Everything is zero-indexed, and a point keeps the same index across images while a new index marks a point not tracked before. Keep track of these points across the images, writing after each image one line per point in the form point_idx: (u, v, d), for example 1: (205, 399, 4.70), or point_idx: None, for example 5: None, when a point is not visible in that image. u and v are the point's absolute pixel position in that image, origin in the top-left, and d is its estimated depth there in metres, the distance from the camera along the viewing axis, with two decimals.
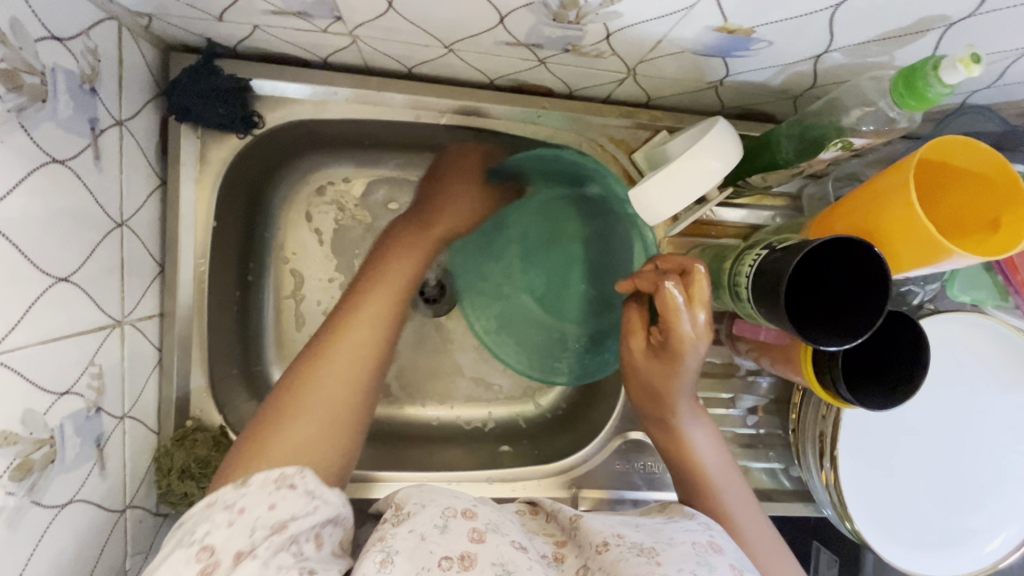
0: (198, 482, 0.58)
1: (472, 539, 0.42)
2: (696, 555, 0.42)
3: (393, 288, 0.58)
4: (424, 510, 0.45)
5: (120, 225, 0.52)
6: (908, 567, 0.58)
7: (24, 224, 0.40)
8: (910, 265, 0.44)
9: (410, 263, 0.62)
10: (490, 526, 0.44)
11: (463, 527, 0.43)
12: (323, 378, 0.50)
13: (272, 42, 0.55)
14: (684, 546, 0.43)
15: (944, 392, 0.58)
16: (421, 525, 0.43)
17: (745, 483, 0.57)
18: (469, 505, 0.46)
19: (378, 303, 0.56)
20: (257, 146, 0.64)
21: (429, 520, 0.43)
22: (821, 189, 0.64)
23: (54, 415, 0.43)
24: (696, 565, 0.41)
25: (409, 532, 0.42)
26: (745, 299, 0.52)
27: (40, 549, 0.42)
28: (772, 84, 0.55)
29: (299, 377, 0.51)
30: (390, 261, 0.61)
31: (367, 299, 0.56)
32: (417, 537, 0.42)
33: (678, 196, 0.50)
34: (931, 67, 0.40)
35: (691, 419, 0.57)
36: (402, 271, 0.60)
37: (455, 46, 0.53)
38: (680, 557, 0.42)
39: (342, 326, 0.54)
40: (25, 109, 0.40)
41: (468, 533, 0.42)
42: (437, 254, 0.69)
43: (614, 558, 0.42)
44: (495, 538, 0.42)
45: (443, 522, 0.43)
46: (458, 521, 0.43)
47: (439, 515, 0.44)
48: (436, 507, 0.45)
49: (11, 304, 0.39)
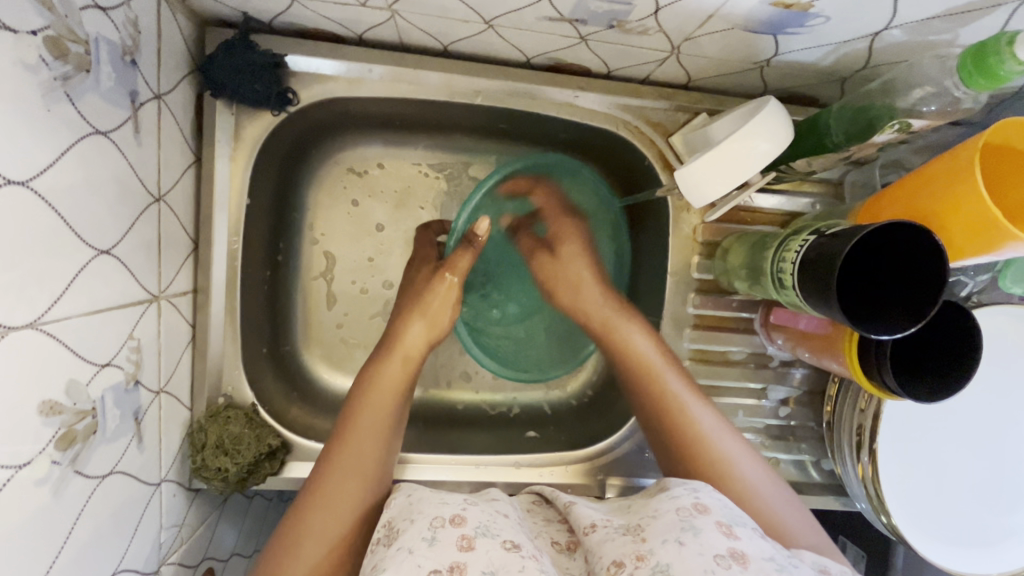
0: (231, 458, 0.57)
1: (461, 548, 0.39)
2: (680, 520, 0.40)
3: (377, 423, 0.55)
4: (413, 525, 0.42)
5: (158, 201, 0.52)
6: (956, 568, 0.56)
7: (68, 194, 0.40)
8: (971, 252, 0.43)
9: (389, 396, 0.57)
10: (480, 530, 0.41)
11: (451, 536, 0.40)
12: (320, 523, 0.48)
13: (308, 16, 0.54)
14: (669, 515, 0.41)
15: (990, 387, 0.57)
16: (409, 540, 0.40)
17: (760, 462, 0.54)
18: (458, 510, 0.43)
19: (372, 445, 0.54)
20: (289, 124, 0.63)
21: (417, 534, 0.41)
22: (866, 176, 0.62)
23: (96, 387, 0.44)
24: (680, 531, 0.39)
25: (398, 550, 0.40)
26: (789, 286, 0.51)
27: (84, 516, 0.43)
28: (822, 65, 0.53)
29: (293, 520, 0.49)
30: (374, 385, 0.57)
31: (352, 444, 0.53)
32: (404, 553, 0.39)
33: (721, 177, 0.49)
34: (1006, 42, 0.38)
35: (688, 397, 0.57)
36: (389, 398, 0.57)
37: (495, 21, 0.52)
38: (665, 528, 0.40)
39: (335, 468, 0.51)
40: (69, 78, 0.39)
41: (458, 541, 0.40)
42: (413, 381, 0.60)
43: (600, 539, 0.42)
44: (486, 544, 0.39)
45: (431, 534, 0.40)
46: (446, 530, 0.40)
47: (427, 527, 0.41)
48: (425, 519, 0.42)
49: (57, 274, 0.39)
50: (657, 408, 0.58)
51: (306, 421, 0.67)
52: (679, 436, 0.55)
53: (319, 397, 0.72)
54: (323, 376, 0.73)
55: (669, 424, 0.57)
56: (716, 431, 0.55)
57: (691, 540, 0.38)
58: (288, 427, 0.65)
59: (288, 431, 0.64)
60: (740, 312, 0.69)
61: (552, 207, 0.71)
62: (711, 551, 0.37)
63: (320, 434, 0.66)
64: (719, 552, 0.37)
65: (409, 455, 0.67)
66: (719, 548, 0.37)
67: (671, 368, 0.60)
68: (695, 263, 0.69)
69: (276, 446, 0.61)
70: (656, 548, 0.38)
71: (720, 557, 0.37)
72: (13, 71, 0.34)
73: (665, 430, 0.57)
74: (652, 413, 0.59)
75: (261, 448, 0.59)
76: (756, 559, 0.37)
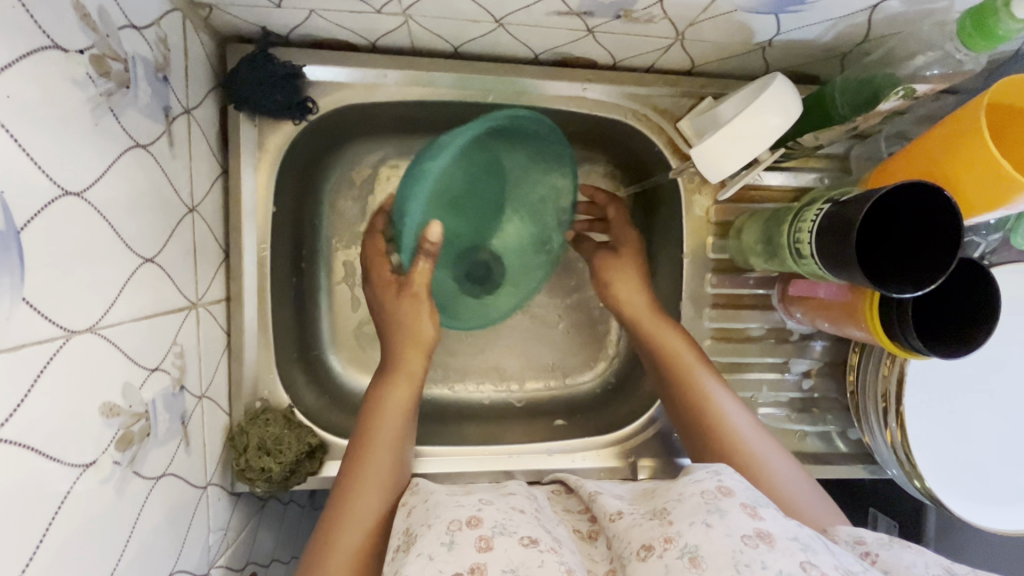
0: (274, 458, 0.59)
1: (480, 548, 0.40)
2: (705, 503, 0.40)
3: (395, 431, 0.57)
4: (430, 530, 0.43)
5: (191, 211, 0.54)
6: (990, 525, 0.57)
7: (116, 205, 0.42)
8: (983, 208, 0.45)
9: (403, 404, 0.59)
10: (498, 529, 0.42)
11: (469, 538, 0.41)
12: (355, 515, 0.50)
13: (326, 27, 0.56)
14: (694, 499, 0.41)
15: (1009, 345, 0.58)
16: (428, 546, 0.41)
17: (783, 452, 0.56)
18: (474, 511, 0.44)
19: (392, 445, 0.56)
20: (309, 133, 0.65)
21: (435, 539, 0.41)
22: (871, 148, 0.64)
23: (148, 391, 0.45)
24: (707, 514, 0.39)
25: (418, 556, 0.41)
26: (808, 255, 0.53)
27: (143, 518, 0.44)
28: (824, 41, 0.55)
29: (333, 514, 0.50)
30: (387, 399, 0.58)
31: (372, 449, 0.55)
32: (425, 559, 0.40)
33: (737, 154, 0.52)
34: (1001, 2, 0.40)
35: (714, 388, 0.60)
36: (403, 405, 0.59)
37: (506, 19, 0.54)
38: (691, 511, 0.40)
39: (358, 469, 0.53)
40: (113, 94, 0.41)
41: (476, 542, 0.40)
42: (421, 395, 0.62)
43: (627, 525, 0.42)
44: (504, 543, 0.40)
45: (450, 538, 0.41)
46: (464, 532, 0.41)
47: (445, 531, 0.42)
48: (441, 523, 0.43)
49: (109, 281, 0.41)
50: (679, 396, 0.61)
51: (339, 422, 0.69)
52: (705, 423, 0.59)
53: (351, 399, 0.73)
54: (351, 379, 0.75)
55: (694, 411, 0.60)
56: (737, 420, 0.58)
57: (718, 522, 0.38)
58: (324, 428, 0.66)
59: (325, 432, 0.66)
60: (756, 289, 0.70)
61: (615, 216, 0.74)
62: (738, 532, 0.37)
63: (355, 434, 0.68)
64: (746, 533, 0.37)
65: (443, 450, 0.68)
66: (747, 528, 0.38)
67: (691, 357, 0.62)
68: (709, 244, 0.70)
69: (315, 445, 0.63)
70: (684, 529, 0.38)
71: (747, 537, 0.37)
72: (67, 87, 0.36)
73: (689, 415, 0.60)
74: (675, 401, 0.62)
75: (301, 447, 0.61)
76: (782, 538, 0.37)
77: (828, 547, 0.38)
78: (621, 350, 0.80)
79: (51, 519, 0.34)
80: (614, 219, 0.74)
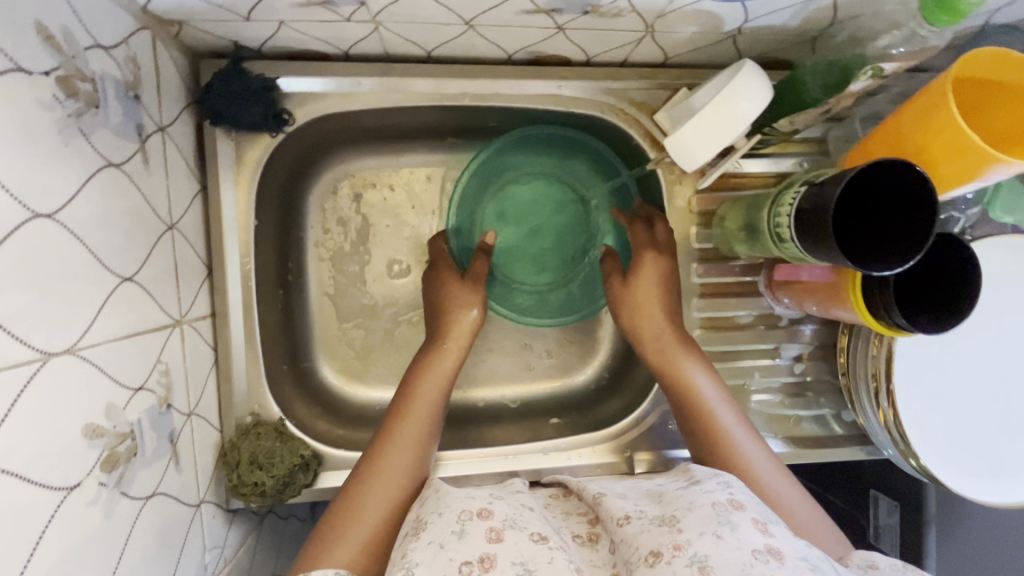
0: (267, 472, 0.59)
1: (490, 539, 0.40)
2: (716, 514, 0.40)
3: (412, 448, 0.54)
4: (441, 518, 0.43)
5: (170, 228, 0.54)
6: (986, 500, 0.57)
7: (89, 226, 0.41)
8: (956, 181, 0.45)
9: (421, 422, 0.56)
10: (508, 522, 0.41)
11: (479, 528, 0.40)
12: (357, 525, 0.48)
13: (297, 38, 0.56)
14: (704, 509, 0.41)
15: (997, 318, 0.58)
16: (438, 534, 0.41)
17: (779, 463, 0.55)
18: (485, 504, 0.44)
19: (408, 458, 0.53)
20: (287, 145, 0.66)
21: (446, 528, 0.41)
22: (847, 130, 0.63)
23: (132, 411, 0.45)
24: (717, 525, 0.39)
25: (429, 544, 0.41)
26: (788, 239, 0.53)
27: (132, 541, 0.43)
28: (792, 26, 0.55)
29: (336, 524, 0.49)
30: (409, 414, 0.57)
31: (385, 463, 0.53)
32: (436, 548, 0.40)
33: (711, 142, 0.52)
34: None
35: (713, 394, 0.59)
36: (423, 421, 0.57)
37: (474, 21, 0.54)
38: (700, 520, 0.40)
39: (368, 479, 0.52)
40: (81, 115, 0.41)
41: (486, 533, 0.40)
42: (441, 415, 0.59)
43: (635, 531, 0.41)
44: (514, 536, 0.40)
45: (460, 527, 0.41)
46: (474, 523, 0.41)
47: (455, 521, 0.42)
48: (452, 512, 0.43)
49: (86, 302, 0.40)
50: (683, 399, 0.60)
51: (332, 432, 0.69)
52: (707, 427, 0.57)
53: (344, 409, 0.73)
54: (344, 389, 0.75)
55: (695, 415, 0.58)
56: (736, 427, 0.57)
57: (728, 534, 0.38)
58: (318, 440, 0.66)
59: (319, 443, 0.65)
60: (743, 277, 0.70)
61: (641, 237, 0.68)
62: (749, 545, 0.37)
63: (349, 443, 0.67)
64: (755, 547, 0.37)
65: (439, 454, 0.68)
66: (757, 543, 0.38)
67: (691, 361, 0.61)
68: (694, 234, 0.71)
69: (309, 457, 0.62)
70: (693, 538, 0.38)
71: (757, 552, 0.37)
72: (32, 109, 0.36)
73: (693, 423, 0.58)
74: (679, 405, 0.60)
75: (295, 460, 0.61)
76: (791, 556, 0.37)
77: (836, 570, 0.38)
78: (613, 345, 0.80)
79: (34, 544, 0.34)
80: (637, 241, 0.68)
